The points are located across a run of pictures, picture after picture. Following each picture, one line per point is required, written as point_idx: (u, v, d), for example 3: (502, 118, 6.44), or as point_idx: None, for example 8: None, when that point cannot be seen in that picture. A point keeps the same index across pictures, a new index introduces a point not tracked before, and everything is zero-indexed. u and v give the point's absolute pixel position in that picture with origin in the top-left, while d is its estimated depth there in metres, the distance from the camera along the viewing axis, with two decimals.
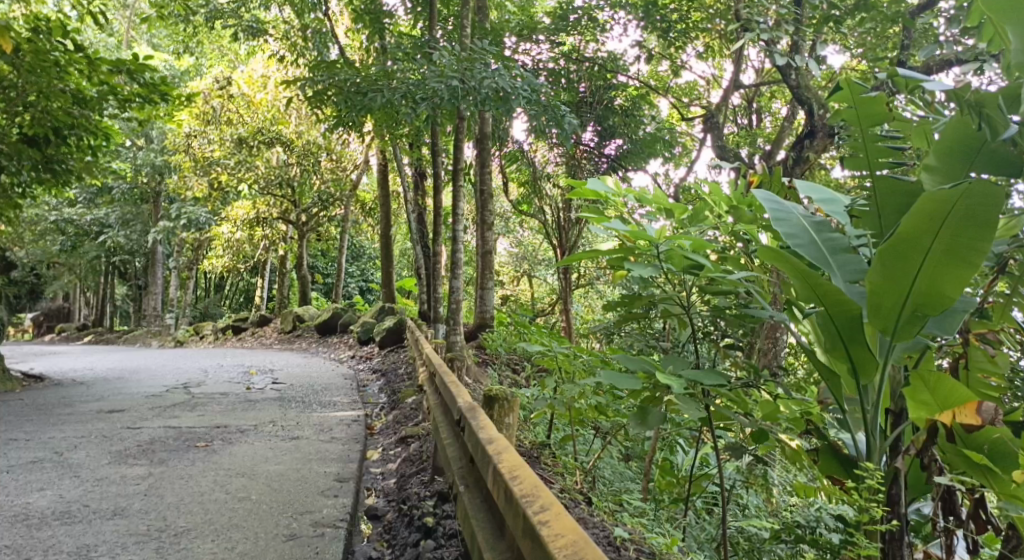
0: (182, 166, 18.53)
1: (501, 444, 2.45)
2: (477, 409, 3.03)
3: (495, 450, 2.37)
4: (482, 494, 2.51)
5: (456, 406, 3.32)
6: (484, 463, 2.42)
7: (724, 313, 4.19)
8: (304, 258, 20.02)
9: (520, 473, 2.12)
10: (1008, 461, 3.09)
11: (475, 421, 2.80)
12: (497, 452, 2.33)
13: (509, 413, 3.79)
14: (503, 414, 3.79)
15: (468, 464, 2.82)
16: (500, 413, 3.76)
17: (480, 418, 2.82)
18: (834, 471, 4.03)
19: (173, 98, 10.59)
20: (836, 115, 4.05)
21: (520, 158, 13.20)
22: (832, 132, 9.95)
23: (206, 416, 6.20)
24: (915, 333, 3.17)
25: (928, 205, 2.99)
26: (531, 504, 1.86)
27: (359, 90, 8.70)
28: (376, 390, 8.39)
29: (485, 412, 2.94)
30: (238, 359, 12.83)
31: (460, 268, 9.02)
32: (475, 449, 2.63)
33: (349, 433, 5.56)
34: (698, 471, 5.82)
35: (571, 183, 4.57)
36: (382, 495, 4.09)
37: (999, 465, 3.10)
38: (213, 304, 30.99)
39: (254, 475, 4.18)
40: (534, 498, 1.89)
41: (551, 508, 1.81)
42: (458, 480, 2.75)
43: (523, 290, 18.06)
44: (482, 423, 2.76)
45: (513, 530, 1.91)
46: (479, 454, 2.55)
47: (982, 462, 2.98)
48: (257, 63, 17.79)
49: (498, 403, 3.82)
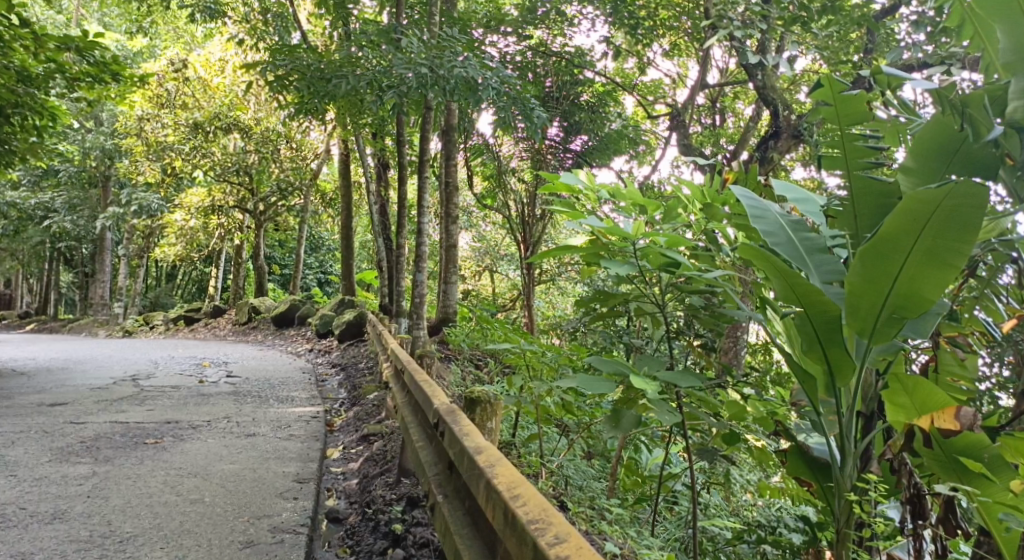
0: (133, 150, 17.82)
1: (490, 455, 2.31)
2: (456, 411, 2.92)
3: (487, 462, 2.23)
4: (463, 505, 2.39)
5: (431, 408, 3.18)
6: (472, 475, 2.29)
7: (698, 314, 4.14)
8: (261, 249, 19.49)
9: (521, 493, 1.99)
10: (1003, 469, 3.09)
11: (456, 426, 2.67)
12: (490, 465, 2.20)
13: (492, 418, 3.76)
14: (484, 418, 3.75)
15: (445, 471, 2.69)
16: (481, 417, 3.74)
17: (462, 423, 2.69)
18: (802, 472, 4.03)
19: (125, 78, 10.12)
20: (815, 112, 4.03)
21: (485, 151, 13.05)
22: (796, 133, 10.06)
23: (156, 410, 5.92)
24: (892, 335, 3.19)
25: (913, 206, 2.96)
26: (541, 532, 1.75)
27: (324, 76, 8.47)
28: (335, 385, 8.18)
29: (465, 416, 2.82)
30: (190, 351, 12.38)
31: (424, 262, 8.84)
32: (457, 456, 2.51)
33: (309, 430, 5.36)
34: (663, 470, 5.82)
35: (543, 176, 4.43)
36: (343, 497, 3.93)
37: (995, 474, 3.10)
38: (164, 293, 30.04)
39: (208, 475, 3.97)
40: (544, 525, 1.78)
41: (566, 539, 1.71)
42: (434, 489, 2.62)
43: (484, 285, 17.92)
44: (463, 429, 2.62)
45: (515, 558, 1.80)
46: (462, 462, 2.43)
47: (981, 470, 2.97)
48: (215, 46, 17.23)
49: (481, 406, 3.78)
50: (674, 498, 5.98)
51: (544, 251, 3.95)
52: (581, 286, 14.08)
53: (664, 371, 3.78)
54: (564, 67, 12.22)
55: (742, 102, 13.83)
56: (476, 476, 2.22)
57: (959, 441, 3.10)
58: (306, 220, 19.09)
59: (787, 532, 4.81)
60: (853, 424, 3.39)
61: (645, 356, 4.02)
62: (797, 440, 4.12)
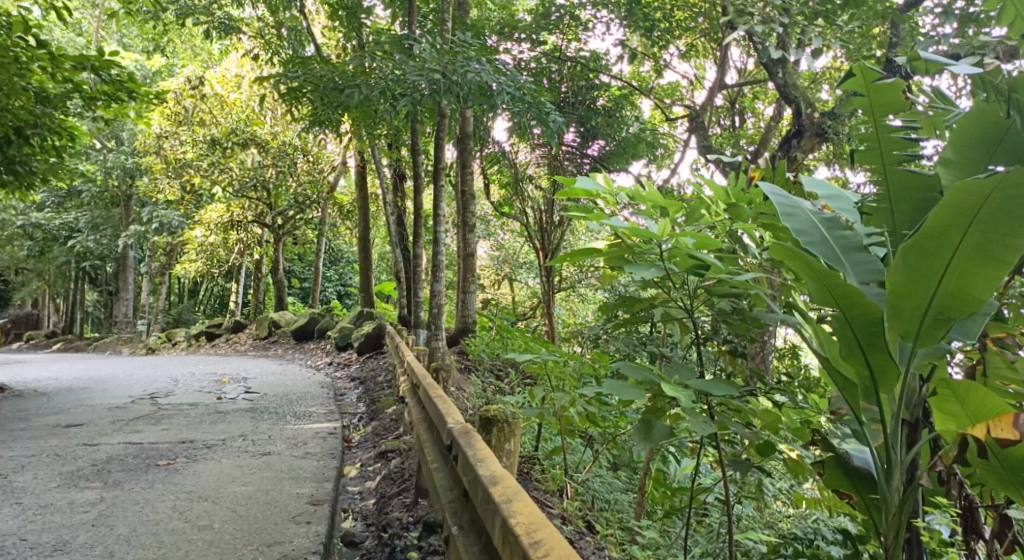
0: (152, 167, 17.93)
1: (507, 486, 2.13)
2: (471, 432, 2.74)
3: (503, 496, 2.04)
4: (480, 540, 2.20)
5: (445, 428, 3.02)
6: (486, 510, 2.10)
7: (728, 318, 3.96)
8: (281, 262, 19.54)
9: (541, 534, 1.80)
10: None
11: (470, 451, 2.50)
12: (506, 500, 2.01)
13: (509, 439, 3.61)
14: (502, 439, 3.61)
15: (460, 498, 2.53)
16: (499, 438, 3.59)
17: (477, 447, 2.52)
18: (841, 484, 3.79)
19: (142, 97, 10.13)
20: (847, 102, 3.79)
21: (501, 159, 12.89)
22: (820, 131, 9.81)
23: (171, 430, 5.83)
24: (938, 338, 2.94)
25: (961, 197, 2.73)
26: None
27: (337, 87, 8.42)
28: (355, 398, 8.09)
29: (479, 438, 2.65)
30: (211, 367, 12.37)
31: (442, 273, 8.70)
32: (472, 485, 2.33)
33: (325, 447, 5.24)
34: (691, 481, 5.65)
35: (559, 181, 4.26)
36: (360, 519, 3.80)
37: None
38: (187, 309, 30.27)
39: (218, 499, 3.83)
40: None
41: None
42: (450, 519, 2.45)
43: (503, 294, 17.77)
44: (478, 454, 2.44)
45: None
46: (477, 493, 2.24)
47: None
48: (231, 63, 17.35)
49: (497, 424, 3.64)
50: (705, 511, 5.79)
51: (566, 256, 3.80)
52: (602, 293, 13.87)
53: (696, 380, 3.58)
54: (579, 72, 12.17)
55: (761, 102, 13.61)
56: (491, 511, 2.04)
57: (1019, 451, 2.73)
58: (324, 234, 19.10)
59: (823, 543, 4.77)
60: (898, 433, 3.15)
61: (675, 364, 3.83)
62: (835, 451, 3.89)
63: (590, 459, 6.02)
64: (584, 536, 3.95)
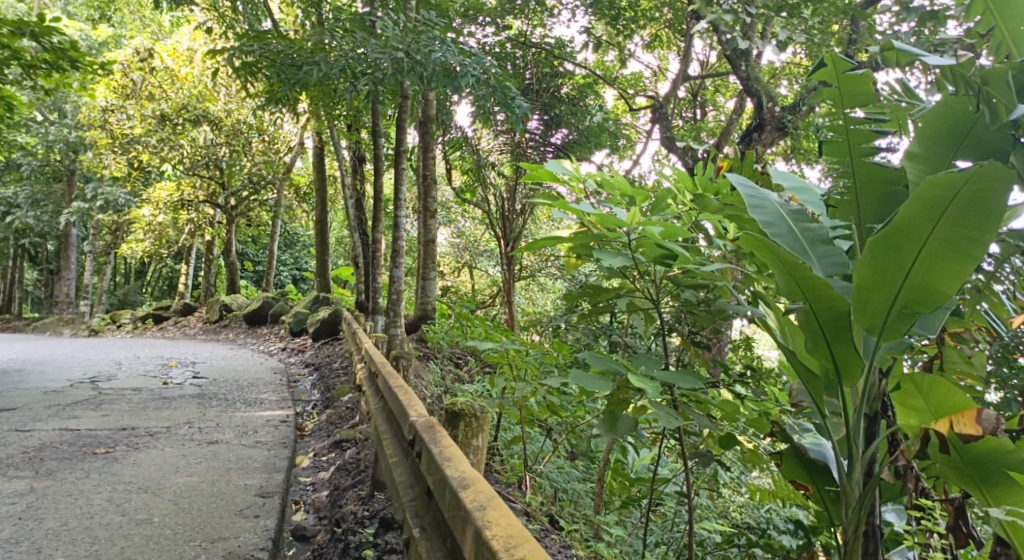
0: (97, 142, 17.15)
1: (478, 490, 2.02)
2: (435, 428, 2.63)
3: (476, 502, 1.93)
4: (444, 545, 2.09)
5: (406, 422, 2.90)
6: (455, 517, 1.98)
7: (694, 309, 3.90)
8: (234, 244, 18.98)
9: (519, 549, 1.69)
10: None
11: (435, 448, 2.37)
12: (478, 507, 1.90)
13: (477, 435, 3.48)
14: (469, 435, 3.48)
15: (422, 498, 2.41)
16: (467, 434, 3.47)
17: (443, 444, 2.40)
18: (798, 476, 3.83)
19: (85, 67, 9.62)
20: (817, 92, 3.73)
21: (463, 145, 12.66)
22: (780, 124, 9.89)
23: (111, 416, 5.56)
24: (903, 331, 2.94)
25: (931, 191, 2.69)
26: None
27: (295, 63, 8.14)
28: (308, 385, 7.88)
29: (445, 435, 2.52)
30: (157, 351, 11.91)
31: (402, 258, 8.50)
32: (437, 485, 2.21)
33: (276, 436, 5.04)
34: (650, 472, 5.66)
35: (525, 166, 4.14)
36: (312, 512, 3.66)
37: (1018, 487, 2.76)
38: (133, 291, 29.25)
39: (159, 490, 3.63)
40: None
41: None
42: (411, 521, 2.33)
43: (463, 281, 17.57)
44: (445, 453, 2.31)
45: None
46: (444, 495, 2.12)
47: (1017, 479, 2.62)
48: (183, 36, 16.70)
49: (464, 419, 3.49)
50: (664, 503, 5.79)
51: (532, 244, 3.70)
52: (562, 282, 13.81)
53: (662, 371, 3.52)
54: (544, 58, 12.02)
55: (723, 96, 13.70)
56: (462, 519, 1.92)
57: (981, 445, 2.72)
58: (279, 216, 18.61)
59: (777, 534, 4.85)
60: (859, 427, 3.13)
61: (639, 354, 3.76)
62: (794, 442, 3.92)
63: (549, 449, 5.99)
64: (550, 534, 3.86)
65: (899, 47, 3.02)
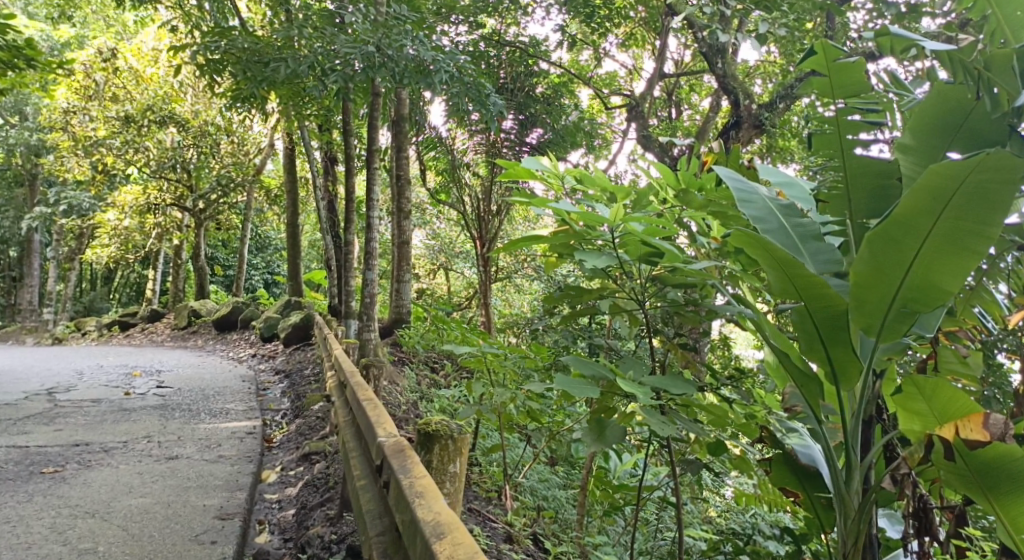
0: (58, 144, 16.57)
1: (456, 541, 1.76)
2: (404, 451, 2.43)
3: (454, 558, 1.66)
4: None
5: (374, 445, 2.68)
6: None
7: (681, 310, 3.71)
8: (202, 249, 18.50)
9: None
10: None
11: (406, 480, 2.16)
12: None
13: (455, 459, 3.02)
14: (445, 459, 3.03)
15: (392, 533, 2.20)
16: (441, 459, 3.02)
17: (416, 477, 2.17)
18: (787, 481, 3.69)
19: (41, 65, 9.19)
20: (806, 81, 3.54)
21: (437, 146, 12.40)
22: (758, 122, 9.75)
23: (65, 430, 5.26)
24: (902, 331, 2.79)
25: (934, 180, 2.53)
26: None
27: (262, 60, 7.85)
28: (278, 393, 7.62)
29: (415, 462, 2.30)
30: (121, 359, 11.48)
31: (375, 261, 8.22)
32: (406, 526, 1.98)
33: (241, 449, 4.79)
34: (631, 478, 5.54)
35: (500, 163, 3.90)
36: (276, 533, 3.49)
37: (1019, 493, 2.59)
38: (99, 297, 28.48)
39: (108, 515, 3.41)
40: None
41: None
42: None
43: (438, 284, 17.32)
44: (417, 488, 2.08)
45: None
46: (414, 541, 1.89)
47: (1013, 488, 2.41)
48: (148, 35, 16.21)
49: (439, 441, 3.07)
50: (647, 510, 5.64)
51: (509, 244, 3.49)
52: (539, 284, 13.62)
53: (650, 376, 3.33)
54: (518, 57, 11.83)
55: (698, 94, 13.63)
56: None
57: (988, 452, 2.55)
58: (249, 218, 18.20)
59: (762, 540, 4.78)
60: (857, 434, 2.97)
61: (625, 358, 3.56)
62: (781, 447, 3.79)
63: (529, 456, 5.85)
64: None
65: (896, 31, 2.87)
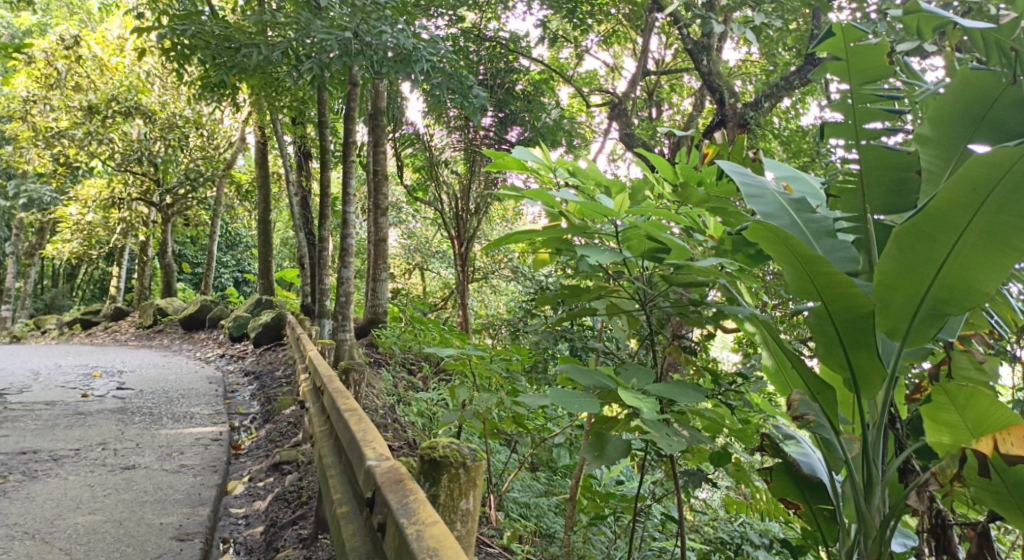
0: (17, 135, 15.85)
1: None
2: (403, 483, 2.15)
3: None
4: None
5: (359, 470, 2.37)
6: None
7: (686, 311, 3.44)
8: (169, 246, 17.91)
9: None
10: None
11: (407, 527, 1.86)
12: None
13: (466, 494, 2.45)
14: (455, 494, 2.45)
15: None
16: (449, 494, 2.44)
17: (416, 523, 1.87)
18: (788, 492, 3.42)
19: None
20: (822, 65, 3.32)
21: (415, 141, 12.08)
22: (742, 121, 9.47)
23: (12, 436, 4.87)
24: (929, 334, 2.61)
25: (975, 171, 2.32)
26: None
27: (231, 44, 7.42)
28: (248, 395, 7.27)
29: (419, 500, 2.01)
30: (81, 358, 10.98)
31: (350, 258, 7.89)
32: None
33: (205, 458, 4.45)
34: (618, 486, 5.35)
35: (489, 154, 3.60)
36: (241, 554, 3.19)
37: None
38: (61, 295, 27.52)
39: (50, 536, 3.08)
40: None
41: None
42: None
43: (413, 284, 16.94)
44: (428, 542, 1.77)
45: None
46: None
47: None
48: (114, 23, 15.59)
49: (449, 470, 2.48)
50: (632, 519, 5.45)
51: (503, 241, 3.22)
52: (516, 285, 13.34)
53: (654, 384, 3.07)
54: (498, 52, 11.53)
55: (679, 94, 13.51)
56: None
57: None
58: (219, 214, 17.66)
59: (753, 549, 4.63)
60: (879, 445, 2.78)
61: (625, 364, 3.30)
62: (782, 456, 3.51)
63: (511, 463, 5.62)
64: None
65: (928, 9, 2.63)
